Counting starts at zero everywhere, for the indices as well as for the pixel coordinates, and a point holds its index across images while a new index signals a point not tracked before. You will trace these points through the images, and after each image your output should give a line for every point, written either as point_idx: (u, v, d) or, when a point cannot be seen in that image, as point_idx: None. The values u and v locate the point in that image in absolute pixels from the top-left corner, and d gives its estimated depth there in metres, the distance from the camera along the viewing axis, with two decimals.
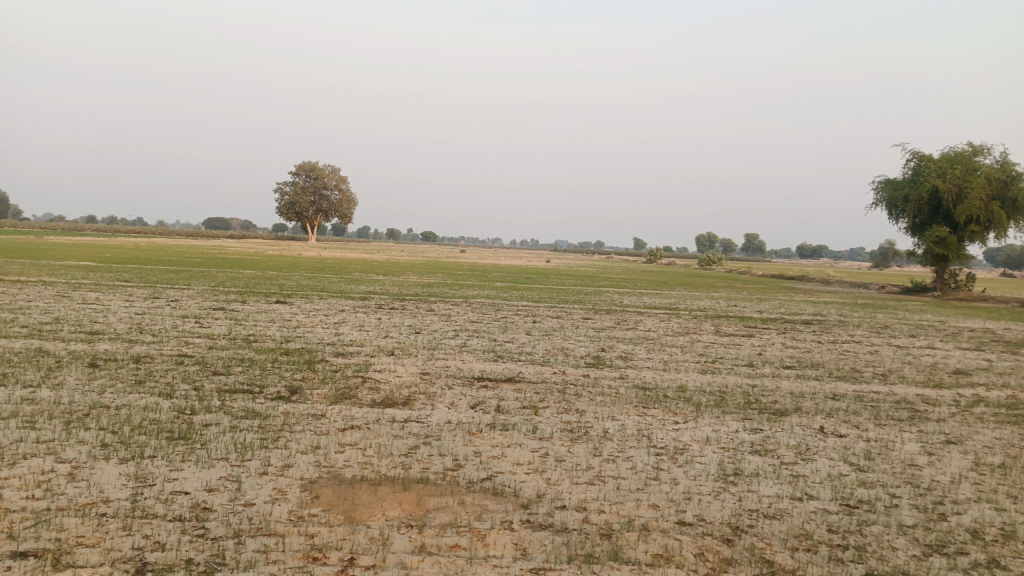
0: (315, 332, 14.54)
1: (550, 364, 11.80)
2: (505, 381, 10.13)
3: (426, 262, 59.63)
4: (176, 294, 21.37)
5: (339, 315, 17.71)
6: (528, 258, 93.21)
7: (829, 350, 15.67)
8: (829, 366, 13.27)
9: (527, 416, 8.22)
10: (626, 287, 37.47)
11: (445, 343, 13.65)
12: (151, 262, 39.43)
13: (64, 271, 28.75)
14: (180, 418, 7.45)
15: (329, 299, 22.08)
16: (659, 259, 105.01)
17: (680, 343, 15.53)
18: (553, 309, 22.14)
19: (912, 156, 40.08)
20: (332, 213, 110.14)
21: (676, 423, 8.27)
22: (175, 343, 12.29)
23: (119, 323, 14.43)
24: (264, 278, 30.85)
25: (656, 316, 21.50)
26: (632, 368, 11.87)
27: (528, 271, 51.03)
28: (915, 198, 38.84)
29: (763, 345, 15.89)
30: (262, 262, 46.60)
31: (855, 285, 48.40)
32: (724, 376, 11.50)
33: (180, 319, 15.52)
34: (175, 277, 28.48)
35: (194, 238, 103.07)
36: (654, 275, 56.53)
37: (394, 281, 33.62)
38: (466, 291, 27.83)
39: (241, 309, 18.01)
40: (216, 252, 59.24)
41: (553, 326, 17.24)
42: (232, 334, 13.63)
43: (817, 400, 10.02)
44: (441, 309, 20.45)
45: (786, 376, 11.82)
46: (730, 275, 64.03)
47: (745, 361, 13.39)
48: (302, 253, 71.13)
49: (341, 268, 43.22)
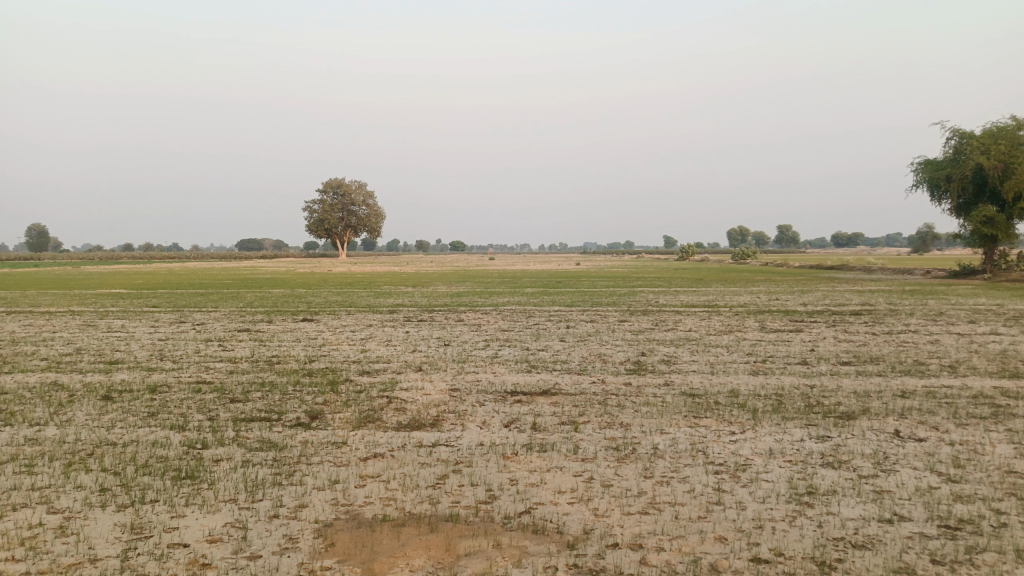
0: (340, 350, 13.95)
1: (588, 373, 11.03)
2: (540, 394, 9.39)
3: (455, 272, 59.21)
4: (202, 317, 21.02)
5: (366, 331, 17.12)
6: (558, 261, 92.47)
7: (886, 342, 14.63)
8: (890, 360, 12.28)
9: (566, 433, 7.48)
10: (661, 286, 36.46)
11: (475, 355, 12.94)
12: (182, 286, 39.59)
13: (94, 300, 28.73)
14: (189, 454, 6.85)
15: (356, 314, 21.54)
16: (691, 255, 103.31)
17: (725, 342, 14.65)
18: (587, 313, 21.38)
19: (952, 134, 38.52)
20: (361, 228, 110.79)
21: (733, 435, 7.45)
22: (195, 369, 11.77)
23: (140, 351, 14.02)
24: (292, 296, 30.60)
25: (695, 315, 20.58)
26: (676, 373, 11.04)
27: (559, 275, 50.37)
28: (959, 177, 37.21)
29: (814, 340, 14.89)
30: (293, 280, 46.68)
31: (900, 272, 46.68)
32: (777, 377, 10.62)
33: (203, 343, 15.06)
34: (203, 300, 28.31)
35: (226, 261, 104.27)
36: (687, 272, 55.39)
37: (424, 292, 33.17)
38: (496, 299, 27.08)
39: (266, 330, 17.52)
40: (248, 274, 59.43)
41: (588, 332, 16.46)
42: (255, 357, 13.10)
43: (885, 399, 9.10)
44: (472, 318, 19.82)
45: (846, 374, 10.89)
46: (766, 268, 62.53)
47: (798, 358, 12.45)
48: (332, 269, 71.23)
49: (371, 282, 43.06)
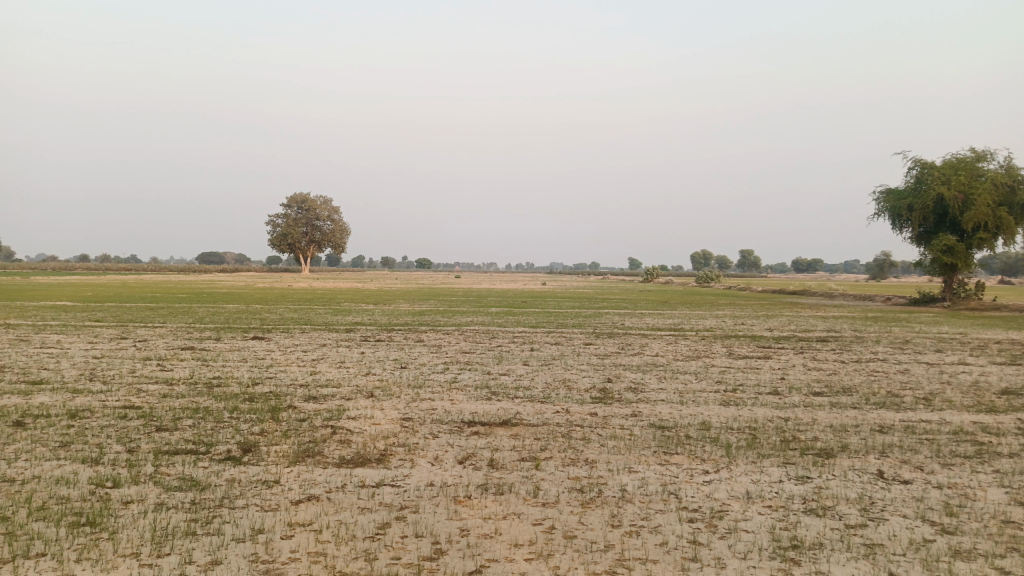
0: (288, 372, 13.06)
1: (551, 401, 10.32)
2: (499, 425, 8.67)
3: (418, 289, 58.26)
4: (146, 333, 19.90)
5: (319, 351, 16.22)
6: (524, 282, 92.03)
7: (857, 372, 14.22)
8: (863, 391, 11.83)
9: (525, 471, 6.83)
10: (626, 308, 36.06)
11: (432, 380, 12.17)
12: (132, 299, 37.99)
13: (34, 312, 27.23)
14: (95, 493, 5.99)
15: (311, 333, 20.59)
16: (657, 278, 103.72)
17: (694, 369, 14.11)
18: (552, 334, 20.76)
19: (914, 164, 39.11)
20: (326, 244, 109.15)
21: (707, 475, 6.85)
22: (124, 392, 10.78)
23: (69, 370, 12.93)
24: (247, 312, 29.44)
25: (662, 339, 20.07)
26: (644, 403, 10.41)
27: (525, 295, 49.89)
28: (920, 207, 37.72)
29: (784, 368, 14.44)
30: (250, 295, 45.24)
31: (861, 298, 47.11)
32: (750, 409, 10.06)
33: (140, 362, 14.03)
34: (152, 314, 26.99)
35: (184, 274, 101.56)
36: (653, 294, 55.30)
37: (386, 309, 32.25)
38: (459, 319, 26.29)
39: (213, 348, 16.50)
40: (204, 287, 57.72)
41: (552, 355, 15.80)
42: (194, 379, 12.14)
43: (864, 435, 8.59)
44: (432, 339, 19.04)
45: (821, 406, 10.39)
46: (730, 292, 62.78)
47: (770, 388, 11.94)
48: (291, 284, 69.74)
49: (333, 299, 41.95)
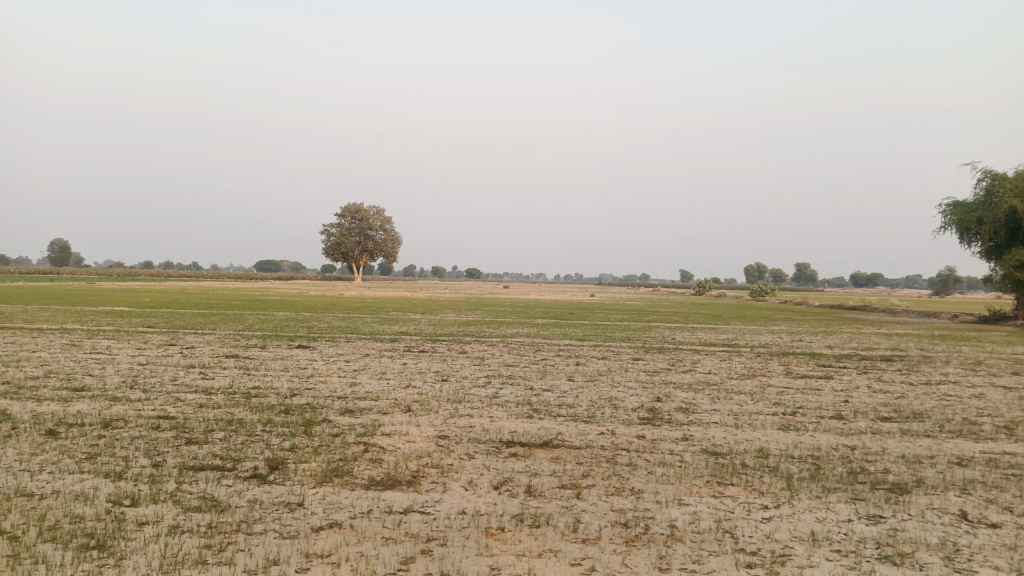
0: (327, 383, 12.80)
1: (595, 421, 9.76)
2: (539, 446, 8.17)
3: (467, 299, 58.15)
4: (193, 340, 20.02)
5: (360, 362, 15.97)
6: (572, 293, 91.31)
7: (927, 395, 13.23)
8: (937, 417, 10.91)
9: (565, 500, 6.32)
10: (677, 321, 35.12)
11: (473, 395, 11.72)
12: (185, 306, 38.79)
13: (92, 317, 27.80)
14: (110, 513, 5.71)
15: (355, 342, 20.45)
16: (708, 291, 101.61)
17: (748, 388, 13.36)
18: (599, 348, 20.17)
19: (984, 174, 37.21)
20: (377, 253, 110.38)
21: (766, 512, 6.22)
22: (161, 401, 10.62)
23: (112, 376, 12.93)
24: (296, 320, 29.57)
25: (715, 355, 19.26)
26: (695, 425, 9.75)
27: (573, 306, 49.22)
28: (991, 220, 35.81)
29: (847, 389, 13.54)
30: (299, 303, 45.71)
31: (927, 315, 44.98)
32: (812, 434, 9.32)
33: (183, 370, 13.96)
34: (202, 321, 27.33)
35: (240, 282, 103.90)
36: (705, 308, 54.00)
37: (433, 319, 32.09)
38: (505, 330, 25.87)
39: (255, 356, 16.42)
40: (256, 294, 58.71)
41: (599, 370, 15.20)
42: (232, 388, 11.97)
43: (941, 468, 7.80)
44: (476, 351, 18.66)
45: (890, 433, 9.57)
46: (786, 307, 60.89)
47: (832, 411, 11.12)
48: (341, 293, 70.50)
49: (382, 308, 42.12)
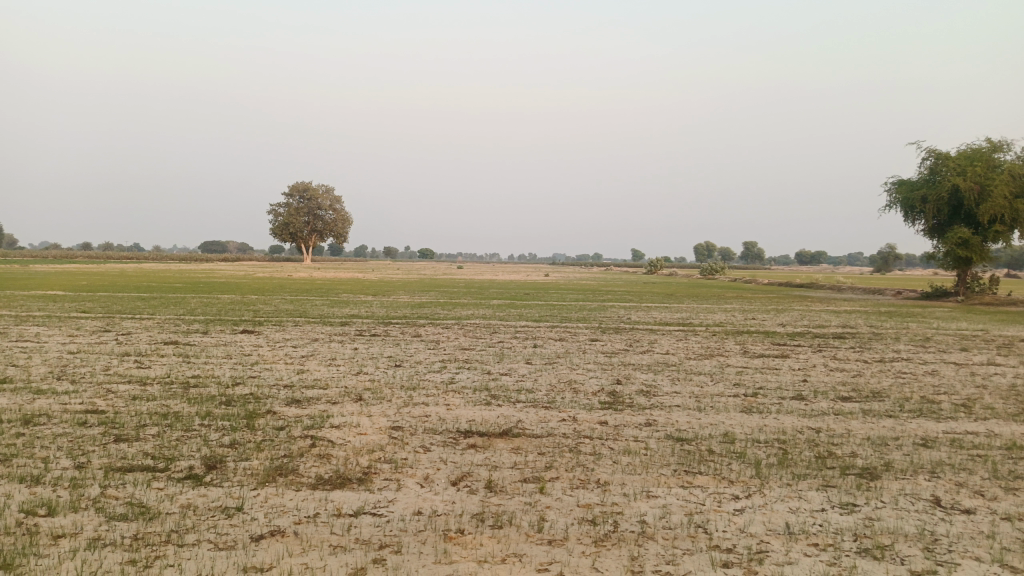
0: (274, 371, 12.14)
1: (556, 407, 9.39)
2: (498, 436, 7.77)
3: (419, 280, 57.39)
4: (130, 326, 18.98)
5: (309, 347, 15.32)
6: (527, 274, 91.01)
7: (883, 373, 13.26)
8: (895, 396, 10.89)
9: (527, 496, 5.93)
10: (631, 301, 35.13)
11: (428, 380, 11.24)
12: (123, 289, 37.17)
13: (21, 302, 26.26)
14: (21, 526, 5.09)
15: (304, 326, 19.70)
16: (660, 270, 102.60)
17: (708, 369, 13.20)
18: (556, 329, 19.89)
19: (929, 154, 38.04)
20: (327, 233, 108.24)
21: (738, 503, 5.94)
22: (90, 394, 9.86)
23: (37, 367, 12.03)
24: (241, 303, 28.54)
25: (671, 335, 19.15)
26: (658, 409, 9.47)
27: (527, 286, 48.93)
28: (935, 199, 36.67)
29: (804, 368, 13.49)
30: (245, 285, 44.33)
31: (871, 292, 46.13)
32: (776, 417, 9.14)
33: (116, 359, 13.11)
34: (141, 306, 26.11)
35: (185, 263, 100.61)
36: (658, 286, 54.47)
37: (385, 301, 31.38)
38: (459, 311, 25.35)
39: (196, 343, 15.60)
40: (200, 276, 56.80)
41: (556, 352, 14.89)
42: (170, 378, 11.24)
43: (908, 450, 7.66)
44: (430, 333, 18.18)
45: (852, 414, 9.46)
46: (736, 285, 61.78)
47: (793, 392, 10.99)
48: (289, 274, 68.99)
49: (332, 290, 41.17)
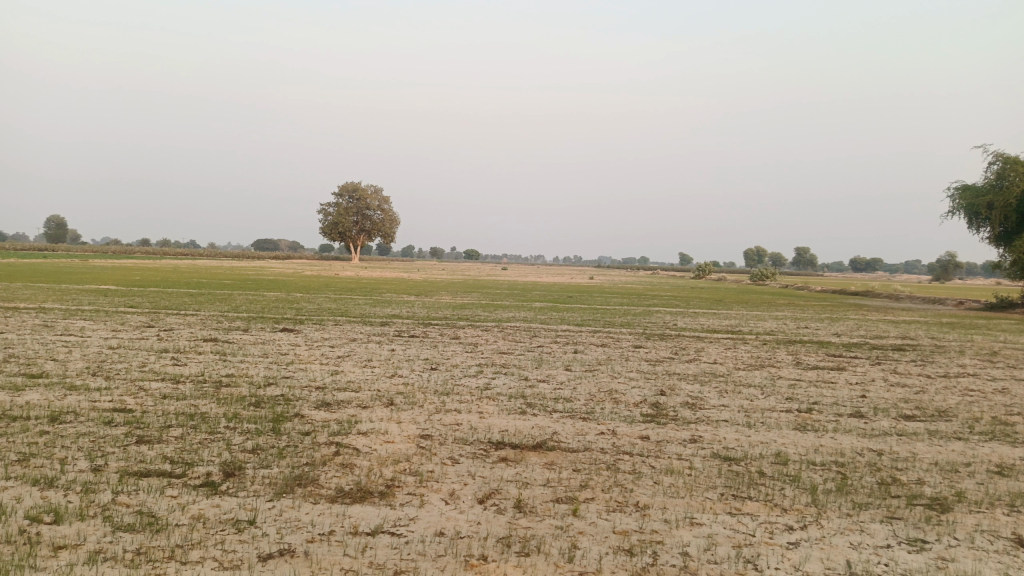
0: (307, 371, 11.91)
1: (594, 418, 8.90)
2: (531, 449, 7.32)
3: (463, 280, 57.24)
4: (174, 322, 19.09)
5: (346, 347, 15.11)
6: (572, 276, 90.28)
7: (948, 390, 12.37)
8: (964, 416, 10.07)
9: (559, 519, 5.46)
10: (678, 306, 34.28)
11: (462, 386, 10.85)
12: (173, 285, 37.89)
13: (75, 296, 26.83)
14: (23, 534, 4.85)
15: (344, 325, 19.55)
16: (708, 274, 100.65)
17: (758, 380, 12.53)
18: (598, 334, 19.32)
19: (996, 158, 36.22)
20: (375, 233, 109.30)
21: (792, 535, 5.38)
22: (121, 391, 9.74)
23: (76, 362, 12.04)
24: (285, 301, 28.68)
25: (719, 343, 18.40)
26: (704, 424, 8.88)
27: (572, 289, 48.40)
28: (1002, 205, 34.87)
29: (862, 383, 12.69)
30: (291, 282, 44.79)
31: (931, 301, 44.22)
32: (833, 436, 8.47)
33: (154, 355, 13.06)
34: (187, 302, 26.39)
35: (237, 260, 102.44)
36: (705, 292, 53.24)
37: (427, 301, 31.21)
38: (501, 314, 24.95)
39: (235, 340, 15.52)
40: (249, 273, 57.67)
41: (598, 359, 14.36)
42: (203, 376, 11.10)
43: (984, 479, 6.94)
44: (469, 336, 17.83)
45: (918, 435, 8.72)
46: (787, 291, 60.07)
47: (851, 409, 10.26)
48: (336, 272, 69.80)
49: (377, 289, 41.23)
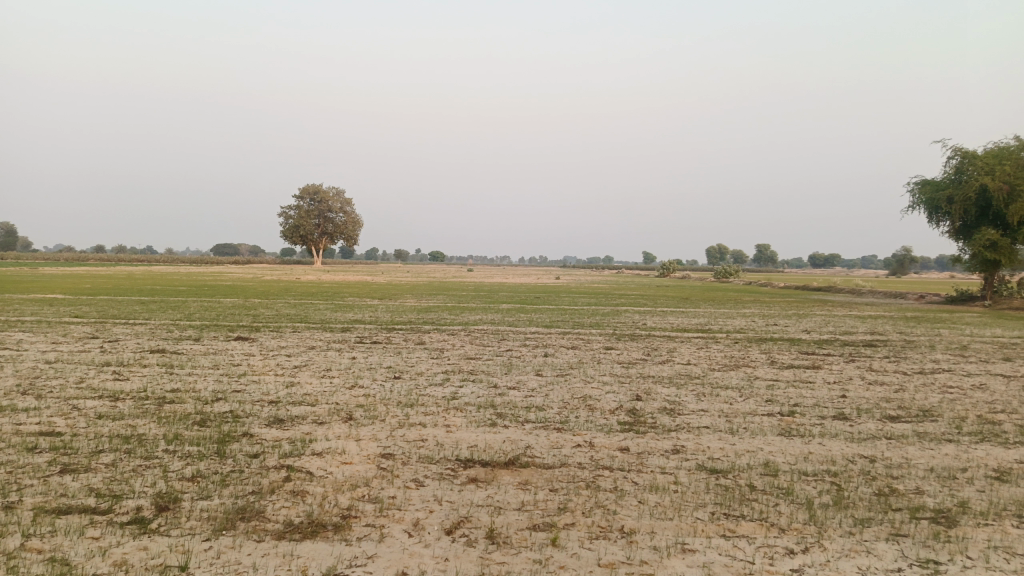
0: (261, 384, 11.12)
1: (569, 429, 8.31)
2: (503, 468, 6.71)
3: (428, 283, 56.33)
4: (121, 332, 18.01)
5: (304, 356, 14.30)
6: (538, 276, 89.80)
7: (928, 387, 12.05)
8: (949, 415, 9.72)
9: (536, 550, 4.87)
10: (646, 305, 33.98)
11: (427, 396, 10.18)
12: (124, 292, 36.34)
13: (17, 306, 25.46)
14: None
15: (303, 332, 18.67)
16: (673, 272, 101.11)
17: (735, 382, 12.09)
18: (568, 336, 18.79)
19: (954, 153, 36.67)
20: (338, 236, 107.52)
21: (793, 560, 4.87)
22: (52, 412, 8.86)
23: (5, 379, 11.07)
24: (243, 307, 27.61)
25: (691, 342, 17.97)
26: (685, 432, 8.37)
27: (539, 289, 47.96)
28: (961, 199, 35.29)
29: (841, 381, 12.34)
30: (249, 288, 43.40)
31: (893, 295, 44.72)
32: (822, 442, 8.00)
33: (94, 370, 12.12)
34: (137, 309, 25.19)
35: (196, 266, 99.82)
36: (672, 290, 53.16)
37: (392, 305, 30.40)
38: (467, 317, 24.27)
39: (185, 351, 14.59)
40: (206, 278, 55.98)
41: (569, 363, 13.81)
42: (145, 393, 10.24)
43: (985, 487, 6.53)
44: (434, 340, 17.15)
45: (908, 438, 8.31)
46: (751, 288, 60.34)
47: (834, 410, 9.85)
48: (297, 276, 68.47)
49: (340, 293, 40.20)
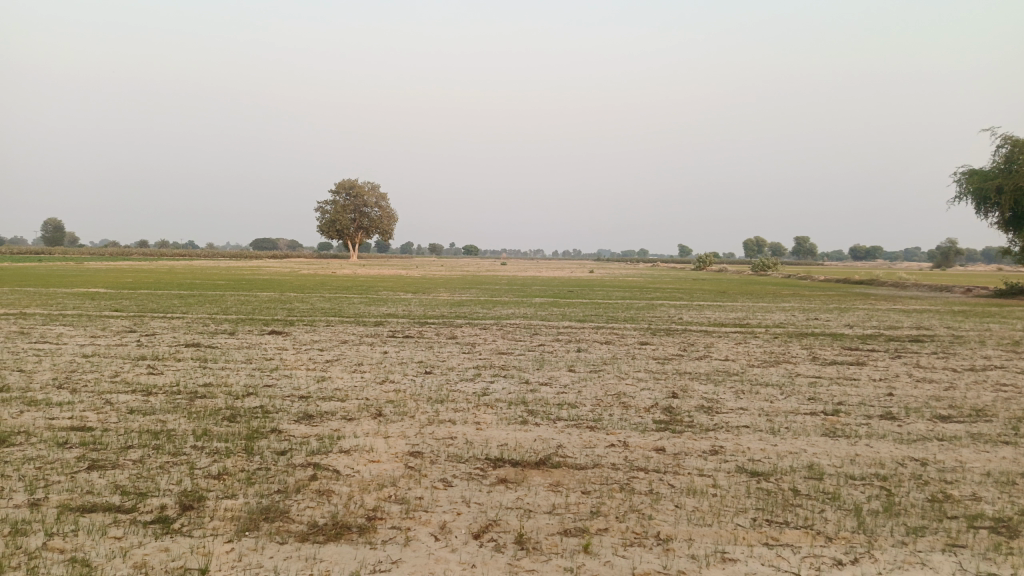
0: (291, 379, 11.06)
1: (602, 428, 8.06)
2: (534, 468, 6.50)
3: (462, 277, 56.24)
4: (157, 326, 18.19)
5: (336, 350, 14.25)
6: (572, 269, 89.26)
7: (980, 385, 11.51)
8: (1004, 415, 9.23)
9: (567, 558, 4.65)
10: (682, 299, 33.43)
11: (458, 392, 10.00)
12: (163, 286, 36.92)
13: (60, 300, 25.96)
14: None
15: (336, 326, 18.66)
16: (709, 266, 99.67)
17: (775, 378, 11.69)
18: (602, 331, 18.49)
19: (1004, 141, 35.34)
20: (373, 231, 108.28)
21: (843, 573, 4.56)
22: (84, 406, 8.89)
23: (42, 373, 11.17)
24: (278, 301, 27.80)
25: (729, 338, 17.53)
26: (724, 431, 8.06)
27: (573, 283, 47.57)
28: (1011, 189, 34.00)
29: (886, 379, 11.85)
30: (285, 282, 43.82)
31: (939, 288, 43.36)
32: (869, 444, 7.62)
33: (129, 364, 12.20)
34: (174, 304, 25.51)
35: (234, 261, 101.37)
36: (709, 283, 52.31)
37: (426, 299, 30.35)
38: (500, 311, 24.09)
39: (219, 346, 14.65)
40: (243, 274, 56.77)
41: (602, 358, 13.53)
42: (177, 387, 10.25)
43: None
44: (466, 335, 16.99)
45: (961, 439, 7.87)
46: (790, 281, 59.12)
47: (881, 409, 9.42)
48: (333, 271, 69.05)
49: (374, 287, 40.38)
